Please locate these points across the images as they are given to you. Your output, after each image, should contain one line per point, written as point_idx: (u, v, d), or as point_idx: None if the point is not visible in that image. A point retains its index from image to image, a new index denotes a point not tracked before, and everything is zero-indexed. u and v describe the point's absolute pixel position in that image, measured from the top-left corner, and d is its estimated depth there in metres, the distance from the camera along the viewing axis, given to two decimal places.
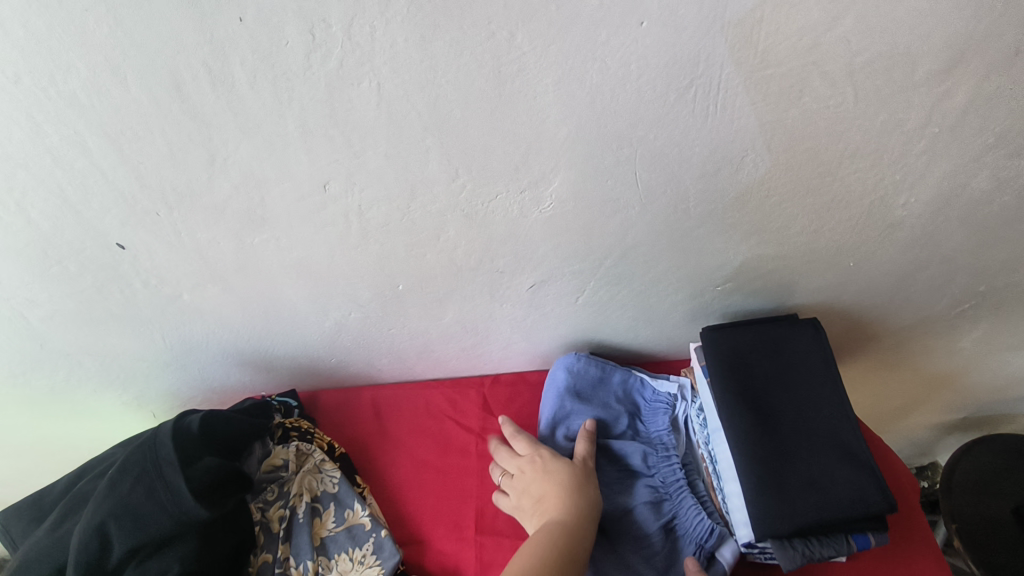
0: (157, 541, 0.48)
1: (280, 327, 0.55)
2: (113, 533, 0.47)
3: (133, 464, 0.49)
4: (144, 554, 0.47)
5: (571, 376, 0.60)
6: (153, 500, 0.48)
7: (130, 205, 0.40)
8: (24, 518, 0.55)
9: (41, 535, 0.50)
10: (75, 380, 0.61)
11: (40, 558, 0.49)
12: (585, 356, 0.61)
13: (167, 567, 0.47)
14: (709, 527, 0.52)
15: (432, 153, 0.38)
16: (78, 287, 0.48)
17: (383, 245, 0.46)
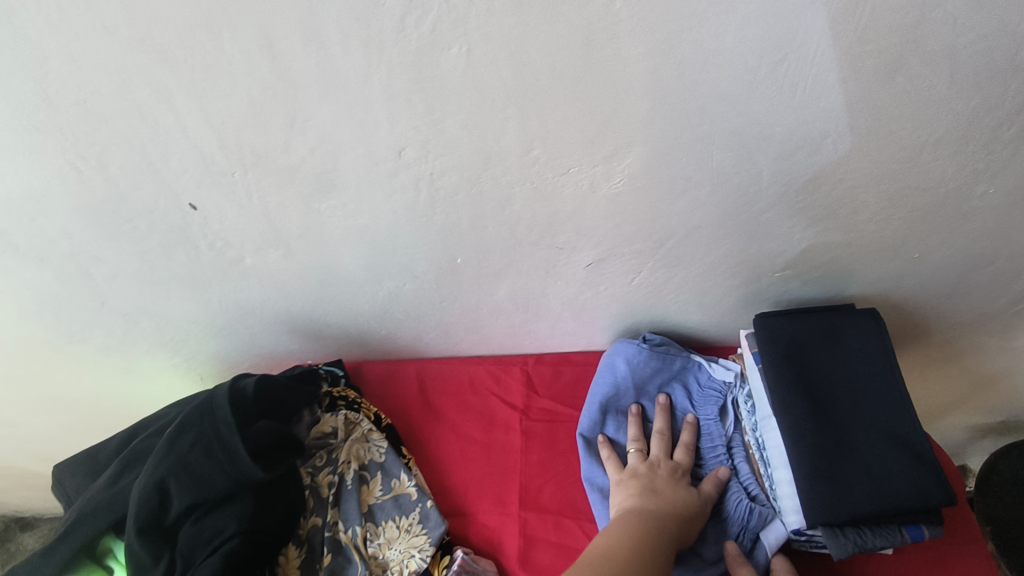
0: (214, 498, 0.48)
1: (335, 295, 0.56)
2: (172, 489, 0.48)
3: (192, 424, 0.50)
4: (201, 511, 0.48)
5: (630, 368, 0.60)
6: (212, 457, 0.49)
7: (206, 164, 0.41)
8: (79, 471, 0.57)
9: (99, 489, 0.52)
10: (130, 340, 0.62)
11: (99, 512, 0.50)
12: (647, 348, 0.60)
13: (224, 524, 0.47)
14: (752, 509, 0.52)
15: (510, 123, 0.38)
16: (144, 246, 0.48)
17: (448, 216, 0.46)
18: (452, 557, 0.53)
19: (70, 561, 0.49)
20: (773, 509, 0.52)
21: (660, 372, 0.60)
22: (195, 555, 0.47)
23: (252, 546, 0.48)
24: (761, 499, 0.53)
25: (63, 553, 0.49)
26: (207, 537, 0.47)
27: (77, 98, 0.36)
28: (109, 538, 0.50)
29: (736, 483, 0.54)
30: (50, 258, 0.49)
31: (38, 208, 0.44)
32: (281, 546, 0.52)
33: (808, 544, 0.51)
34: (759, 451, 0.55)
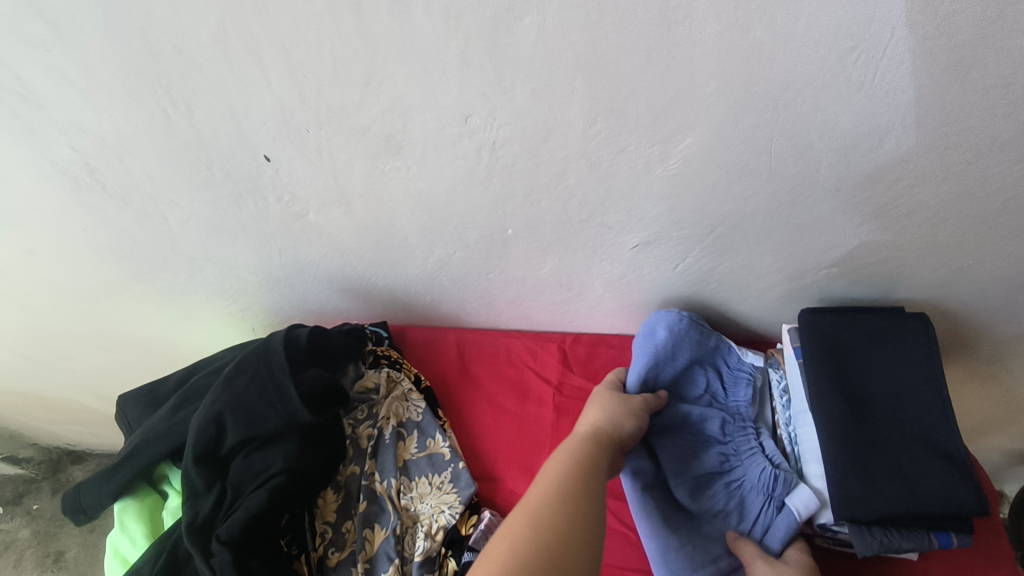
0: (263, 436, 0.52)
1: (387, 257, 0.58)
2: (225, 424, 0.51)
3: (248, 365, 0.53)
4: (253, 447, 0.51)
5: (670, 337, 0.58)
6: (262, 398, 0.51)
7: (285, 118, 0.43)
8: (141, 403, 0.61)
9: (160, 418, 0.55)
10: (193, 285, 0.66)
11: (157, 440, 0.53)
12: (688, 318, 0.59)
13: (272, 462, 0.51)
14: (776, 476, 0.53)
15: (576, 96, 0.39)
16: (218, 194, 0.51)
17: (504, 186, 0.47)
18: (479, 517, 0.56)
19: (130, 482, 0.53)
20: (796, 476, 0.53)
21: (698, 347, 0.59)
22: (245, 487, 0.50)
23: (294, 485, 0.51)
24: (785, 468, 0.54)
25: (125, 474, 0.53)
26: (256, 471, 0.51)
27: (177, 45, 0.38)
28: (165, 464, 0.54)
29: (758, 459, 0.55)
30: (131, 199, 0.53)
31: (127, 150, 0.47)
32: (321, 488, 0.55)
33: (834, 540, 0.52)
34: (791, 444, 0.56)
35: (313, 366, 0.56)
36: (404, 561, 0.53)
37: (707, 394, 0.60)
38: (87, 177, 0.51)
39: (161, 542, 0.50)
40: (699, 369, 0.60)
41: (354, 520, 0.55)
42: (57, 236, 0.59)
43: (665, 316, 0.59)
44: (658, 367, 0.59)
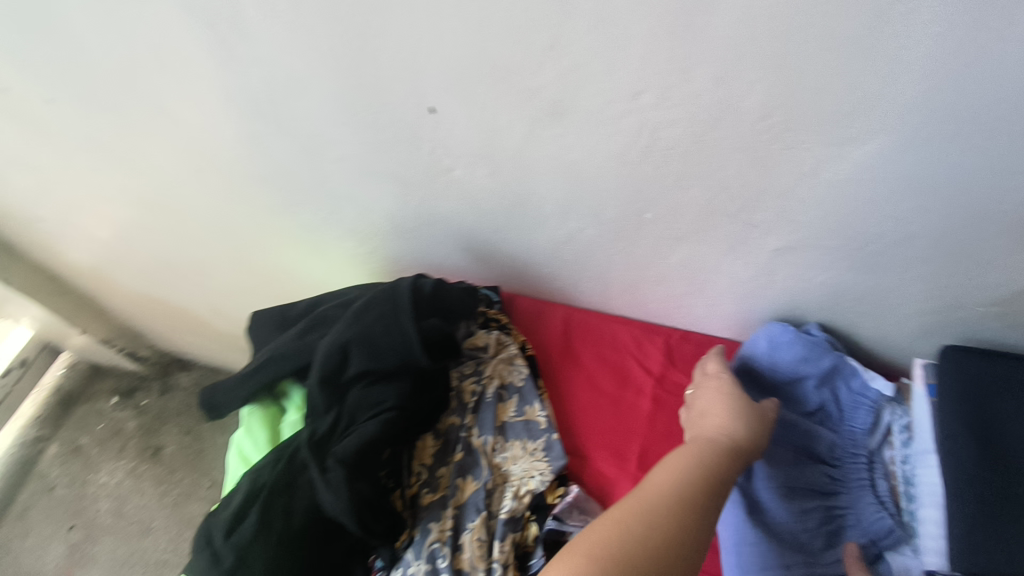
0: (384, 370, 0.55)
1: (518, 222, 0.59)
2: (351, 353, 0.55)
3: (377, 304, 0.57)
4: (371, 379, 0.54)
5: (771, 347, 0.58)
6: (388, 334, 0.55)
7: (459, 73, 0.44)
8: (271, 322, 0.66)
9: (291, 338, 0.60)
10: (329, 221, 0.70)
11: (287, 358, 0.58)
12: (794, 332, 0.57)
13: (385, 396, 0.53)
14: (890, 529, 0.51)
15: (761, 84, 0.38)
16: (376, 139, 0.54)
17: (656, 168, 0.47)
18: (565, 490, 0.57)
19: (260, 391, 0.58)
20: (909, 534, 0.51)
21: (805, 366, 0.57)
22: (359, 415, 0.53)
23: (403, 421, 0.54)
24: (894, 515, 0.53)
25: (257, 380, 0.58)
26: (373, 401, 0.53)
27: None
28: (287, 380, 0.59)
29: (867, 496, 0.54)
30: (297, 133, 0.56)
31: (306, 86, 0.50)
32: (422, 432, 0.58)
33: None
34: (905, 484, 0.54)
35: (434, 316, 0.58)
36: (490, 514, 0.55)
37: (820, 412, 0.57)
38: (264, 107, 0.55)
39: (280, 445, 0.54)
40: (810, 386, 0.58)
41: (448, 467, 0.57)
42: (223, 159, 0.64)
43: (778, 327, 0.58)
44: (757, 373, 0.59)
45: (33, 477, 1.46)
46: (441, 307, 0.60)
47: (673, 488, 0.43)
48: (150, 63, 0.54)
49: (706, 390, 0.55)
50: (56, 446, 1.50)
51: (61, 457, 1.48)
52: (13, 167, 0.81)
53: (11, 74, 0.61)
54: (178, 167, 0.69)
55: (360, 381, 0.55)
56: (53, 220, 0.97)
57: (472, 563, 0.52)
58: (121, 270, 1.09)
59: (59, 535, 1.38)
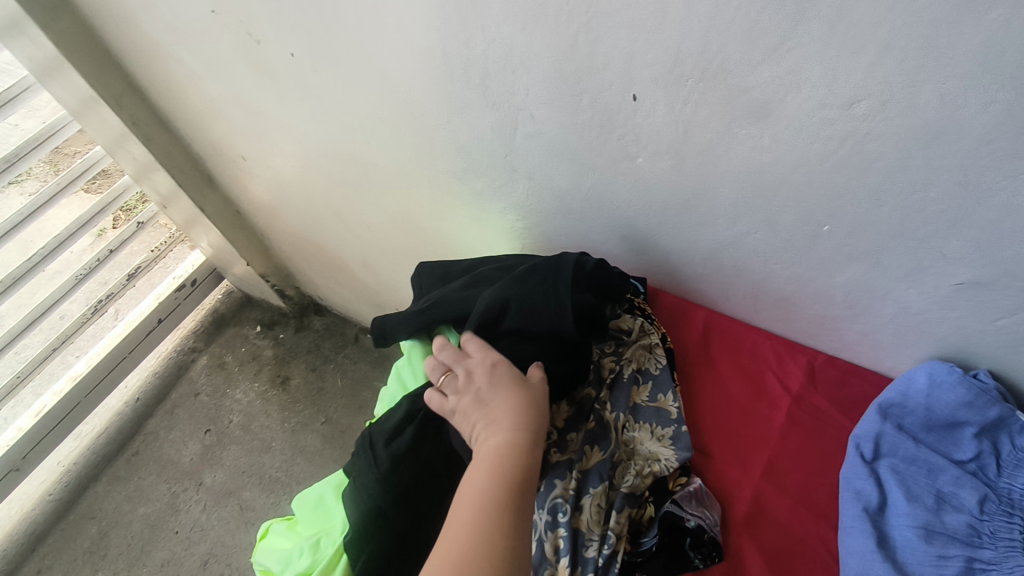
0: (536, 331, 0.59)
1: (686, 218, 0.61)
2: (509, 311, 0.59)
3: (540, 270, 0.60)
4: (522, 337, 0.59)
5: (929, 384, 0.56)
6: (546, 300, 0.58)
7: (674, 65, 0.48)
8: (436, 274, 0.73)
9: (455, 289, 0.66)
10: (500, 193, 0.76)
11: (451, 305, 0.64)
12: (960, 373, 0.55)
13: (532, 355, 0.57)
14: None
15: (994, 106, 0.38)
16: (572, 119, 0.58)
17: (850, 180, 0.48)
18: (687, 480, 0.59)
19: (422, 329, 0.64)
20: None
21: (966, 410, 0.54)
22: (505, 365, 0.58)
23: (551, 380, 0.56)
24: None
25: (421, 320, 0.64)
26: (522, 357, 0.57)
27: None
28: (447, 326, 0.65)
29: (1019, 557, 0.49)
30: (498, 105, 0.62)
31: (521, 63, 0.56)
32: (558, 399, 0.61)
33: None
34: None
35: (588, 292, 0.61)
36: (612, 485, 0.58)
37: (974, 461, 0.54)
38: (476, 78, 0.61)
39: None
40: (967, 433, 0.55)
41: (578, 434, 0.60)
42: (422, 122, 0.72)
43: (938, 366, 0.57)
44: (907, 408, 0.58)
45: (184, 380, 1.68)
46: (597, 285, 0.62)
47: (476, 500, 0.47)
48: (390, 29, 0.62)
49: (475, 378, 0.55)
50: (207, 358, 1.72)
51: (208, 368, 1.70)
52: (241, 108, 0.95)
53: (269, 27, 0.73)
54: (379, 125, 0.78)
55: (513, 337, 0.59)
56: (254, 160, 1.11)
57: (588, 525, 0.55)
58: (295, 213, 1.23)
59: (196, 435, 1.57)
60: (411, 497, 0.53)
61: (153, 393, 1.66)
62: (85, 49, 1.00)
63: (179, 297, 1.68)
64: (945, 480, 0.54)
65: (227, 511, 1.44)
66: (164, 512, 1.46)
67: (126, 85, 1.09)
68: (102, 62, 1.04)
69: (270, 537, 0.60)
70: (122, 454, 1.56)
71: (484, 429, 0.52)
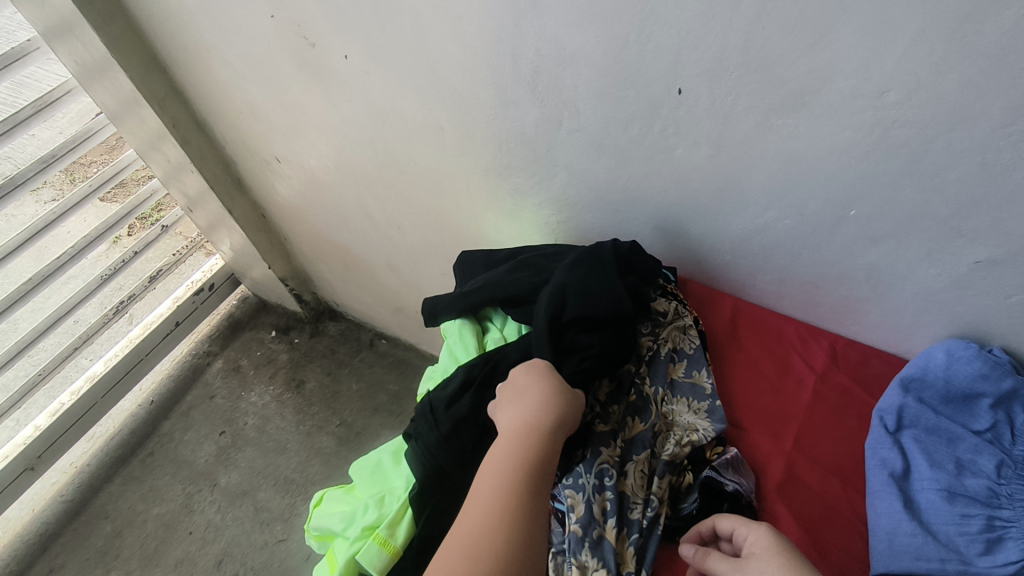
0: (595, 318, 0.61)
1: (719, 208, 0.66)
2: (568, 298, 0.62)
3: (588, 259, 0.65)
4: (582, 325, 0.61)
5: (947, 359, 0.61)
6: (601, 287, 0.63)
7: (719, 60, 0.53)
8: (478, 262, 0.77)
9: (504, 273, 0.70)
10: (538, 188, 0.80)
11: (501, 286, 0.67)
12: (976, 348, 0.60)
13: (593, 341, 0.60)
14: None
15: (1010, 93, 0.43)
16: (617, 114, 0.64)
17: (877, 165, 0.53)
18: (723, 449, 0.63)
19: (472, 307, 0.68)
20: None
21: (982, 382, 0.58)
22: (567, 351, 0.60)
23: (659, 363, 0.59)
24: None
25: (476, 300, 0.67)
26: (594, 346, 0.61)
27: None
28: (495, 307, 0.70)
29: None
30: (545, 102, 0.68)
31: (573, 61, 0.61)
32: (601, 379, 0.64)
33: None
34: None
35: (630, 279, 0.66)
36: (654, 453, 0.62)
37: (990, 431, 0.58)
38: (526, 77, 0.66)
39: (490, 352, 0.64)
40: (984, 405, 0.59)
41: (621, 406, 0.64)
42: (468, 120, 0.77)
43: (955, 343, 0.61)
44: (926, 383, 0.62)
45: (199, 383, 1.70)
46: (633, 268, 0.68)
47: (503, 476, 0.49)
48: (447, 31, 0.67)
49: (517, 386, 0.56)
50: (221, 362, 1.74)
51: (223, 372, 1.72)
52: (283, 110, 1.00)
53: (326, 31, 0.78)
54: (424, 124, 0.83)
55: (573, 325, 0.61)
56: (288, 162, 1.16)
57: (634, 489, 0.59)
58: (322, 215, 1.28)
59: (211, 436, 1.59)
60: (471, 458, 0.56)
61: (167, 395, 1.68)
62: (134, 53, 1.06)
63: (197, 300, 1.71)
64: (964, 449, 0.58)
65: (242, 512, 1.44)
66: (178, 512, 1.46)
67: (168, 89, 1.14)
68: (148, 66, 1.09)
69: (325, 504, 0.62)
70: (136, 455, 1.57)
71: (513, 410, 0.54)
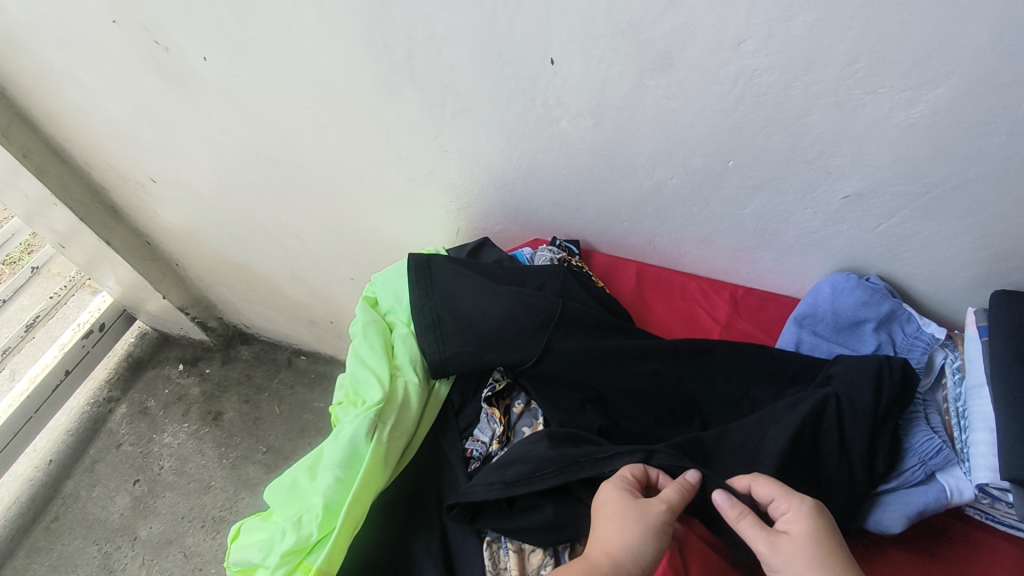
0: (591, 360, 0.60)
1: (610, 174, 0.67)
2: (568, 334, 0.62)
3: (575, 300, 0.66)
4: (577, 360, 0.60)
5: (833, 292, 0.64)
6: (593, 324, 0.63)
7: (587, 26, 0.53)
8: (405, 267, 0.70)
9: (480, 287, 0.64)
10: (433, 177, 0.79)
11: (473, 303, 0.63)
12: (857, 279, 0.64)
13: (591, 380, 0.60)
14: (939, 449, 0.54)
15: (850, 32, 0.46)
16: (499, 89, 0.62)
17: (746, 115, 0.55)
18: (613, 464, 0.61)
19: (442, 327, 0.62)
20: (958, 459, 0.55)
21: (865, 310, 0.63)
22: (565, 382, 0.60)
23: (690, 371, 0.61)
24: (946, 444, 0.56)
25: (462, 319, 0.62)
26: (528, 390, 0.61)
27: None
28: (455, 327, 0.62)
29: (919, 424, 0.57)
30: (425, 86, 0.66)
31: (445, 41, 0.60)
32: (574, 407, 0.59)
33: (1013, 524, 0.54)
34: (958, 418, 0.57)
35: (591, 304, 0.67)
36: None
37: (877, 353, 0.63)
38: (401, 61, 0.64)
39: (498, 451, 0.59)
40: (871, 331, 0.63)
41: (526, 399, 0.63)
42: (350, 114, 0.74)
43: (840, 276, 0.65)
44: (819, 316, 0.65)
45: (103, 433, 1.56)
46: (593, 294, 0.69)
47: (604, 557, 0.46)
48: (309, 19, 0.64)
49: (786, 545, 0.45)
50: (126, 406, 1.61)
51: (129, 416, 1.58)
52: (148, 124, 0.92)
53: (180, 32, 0.72)
54: (304, 122, 0.79)
55: (566, 360, 0.60)
56: (165, 181, 1.07)
57: None
58: (214, 234, 1.19)
59: (125, 487, 1.45)
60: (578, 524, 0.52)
61: (68, 452, 1.52)
62: None
63: (87, 344, 1.55)
64: None
65: (170, 562, 1.33)
66: None
67: (10, 113, 1.02)
68: None
69: (243, 535, 0.58)
70: (39, 523, 1.41)
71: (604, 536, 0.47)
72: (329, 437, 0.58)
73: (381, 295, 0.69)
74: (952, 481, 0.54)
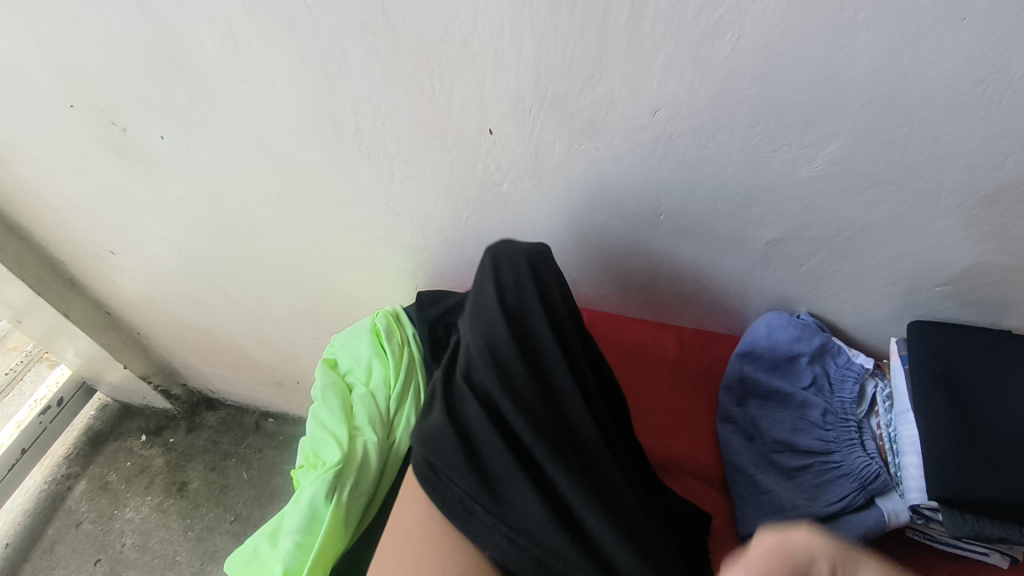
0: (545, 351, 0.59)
1: (554, 229, 0.71)
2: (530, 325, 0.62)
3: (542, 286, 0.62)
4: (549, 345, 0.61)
5: (768, 329, 0.68)
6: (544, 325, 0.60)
7: (518, 100, 0.58)
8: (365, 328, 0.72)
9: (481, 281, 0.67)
10: (389, 240, 0.82)
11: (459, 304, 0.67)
12: (788, 317, 0.68)
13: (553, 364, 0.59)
14: (877, 474, 0.58)
15: (748, 100, 0.52)
16: (442, 158, 0.67)
17: (668, 174, 0.60)
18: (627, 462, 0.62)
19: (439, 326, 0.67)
20: (894, 483, 0.58)
21: (798, 345, 0.67)
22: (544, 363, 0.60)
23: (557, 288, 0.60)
24: (882, 469, 0.59)
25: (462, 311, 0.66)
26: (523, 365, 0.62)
27: (463, 39, 0.54)
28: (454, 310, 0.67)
29: (856, 451, 0.61)
30: (373, 156, 0.70)
31: (389, 117, 0.64)
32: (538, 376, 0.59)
33: (948, 543, 0.57)
34: (890, 443, 0.61)
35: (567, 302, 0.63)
36: None
37: (813, 385, 0.66)
38: (349, 134, 0.68)
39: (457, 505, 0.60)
40: (805, 364, 0.67)
41: None
42: (304, 183, 0.77)
43: (775, 314, 0.69)
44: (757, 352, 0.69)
45: (61, 513, 1.50)
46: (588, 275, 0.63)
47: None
48: (260, 98, 0.67)
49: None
50: (86, 482, 1.55)
51: (89, 492, 1.53)
52: (105, 199, 0.94)
53: (137, 114, 0.75)
54: (260, 192, 0.81)
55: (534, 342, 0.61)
56: (124, 254, 1.08)
57: None
58: (175, 302, 1.20)
59: (84, 569, 1.39)
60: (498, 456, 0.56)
61: (23, 534, 1.46)
62: None
63: (44, 420, 1.51)
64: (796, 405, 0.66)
65: None
66: None
67: None
68: None
69: None
70: None
71: None
72: (289, 502, 0.59)
73: (341, 355, 0.71)
74: (892, 509, 0.56)
